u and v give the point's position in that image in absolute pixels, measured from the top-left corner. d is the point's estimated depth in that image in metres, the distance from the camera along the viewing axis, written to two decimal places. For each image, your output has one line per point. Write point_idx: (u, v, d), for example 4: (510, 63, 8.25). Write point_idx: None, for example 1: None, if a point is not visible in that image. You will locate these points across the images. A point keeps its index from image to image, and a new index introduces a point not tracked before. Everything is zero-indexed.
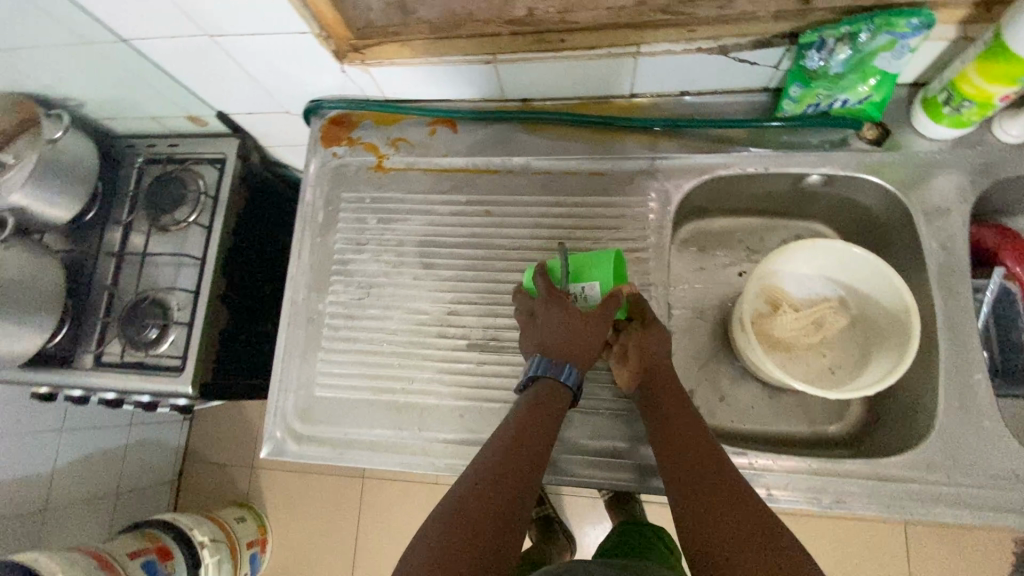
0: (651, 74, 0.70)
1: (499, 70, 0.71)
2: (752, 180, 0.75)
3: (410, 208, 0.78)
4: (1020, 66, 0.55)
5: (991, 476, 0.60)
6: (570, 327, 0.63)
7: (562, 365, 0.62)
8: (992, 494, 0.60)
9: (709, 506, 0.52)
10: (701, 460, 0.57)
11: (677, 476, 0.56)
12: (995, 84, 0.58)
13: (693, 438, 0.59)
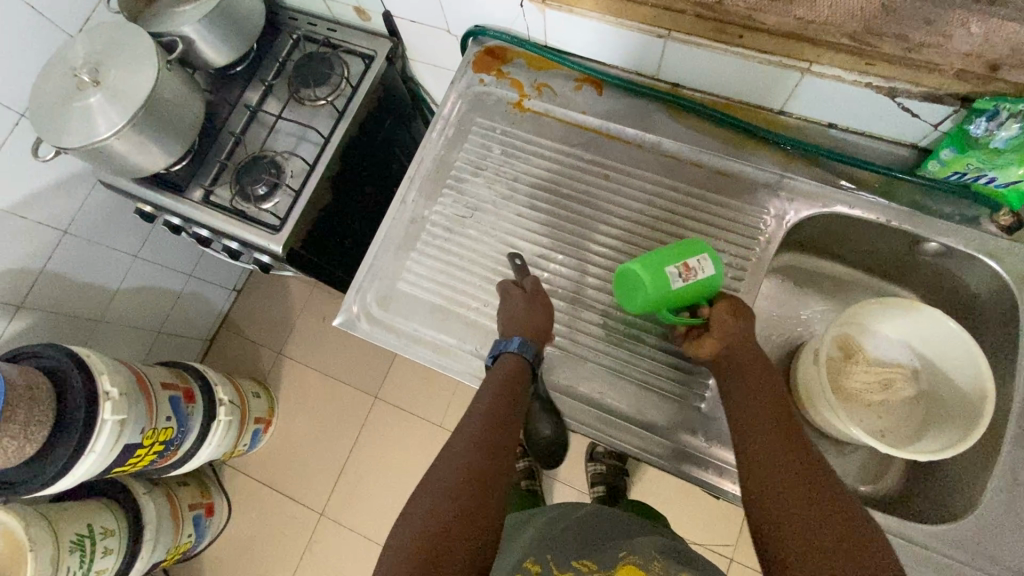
0: (810, 95, 0.72)
1: (667, 48, 0.74)
2: (870, 228, 0.75)
3: (535, 149, 0.81)
4: None
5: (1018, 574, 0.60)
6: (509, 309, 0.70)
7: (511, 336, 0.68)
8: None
9: (785, 479, 0.53)
10: (779, 438, 0.57)
11: (753, 449, 0.57)
12: None
13: (771, 414, 0.60)
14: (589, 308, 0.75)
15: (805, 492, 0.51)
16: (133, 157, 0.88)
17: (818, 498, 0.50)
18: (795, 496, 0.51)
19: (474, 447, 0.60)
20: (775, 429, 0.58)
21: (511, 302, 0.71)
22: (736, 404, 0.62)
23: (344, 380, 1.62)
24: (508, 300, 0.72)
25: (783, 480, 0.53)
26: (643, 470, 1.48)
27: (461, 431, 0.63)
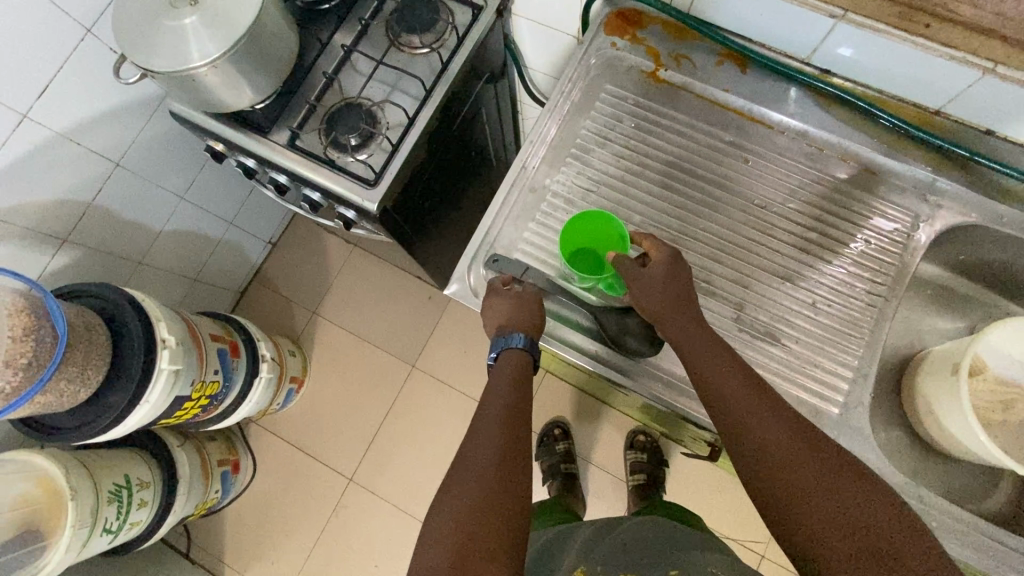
0: (979, 99, 0.68)
1: (833, 32, 0.68)
2: (1017, 244, 0.72)
3: (668, 125, 0.77)
4: None
5: None
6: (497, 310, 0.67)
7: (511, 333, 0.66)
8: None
9: (803, 472, 0.50)
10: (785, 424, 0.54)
11: (746, 438, 0.54)
12: None
13: (756, 393, 0.57)
14: (725, 301, 0.70)
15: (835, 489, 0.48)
16: (219, 91, 0.80)
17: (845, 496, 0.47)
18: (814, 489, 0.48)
19: (490, 443, 0.57)
20: (776, 416, 0.55)
21: (495, 301, 0.68)
22: (713, 382, 0.59)
23: (381, 347, 1.57)
24: (492, 300, 0.68)
25: (795, 472, 0.50)
26: (681, 462, 1.47)
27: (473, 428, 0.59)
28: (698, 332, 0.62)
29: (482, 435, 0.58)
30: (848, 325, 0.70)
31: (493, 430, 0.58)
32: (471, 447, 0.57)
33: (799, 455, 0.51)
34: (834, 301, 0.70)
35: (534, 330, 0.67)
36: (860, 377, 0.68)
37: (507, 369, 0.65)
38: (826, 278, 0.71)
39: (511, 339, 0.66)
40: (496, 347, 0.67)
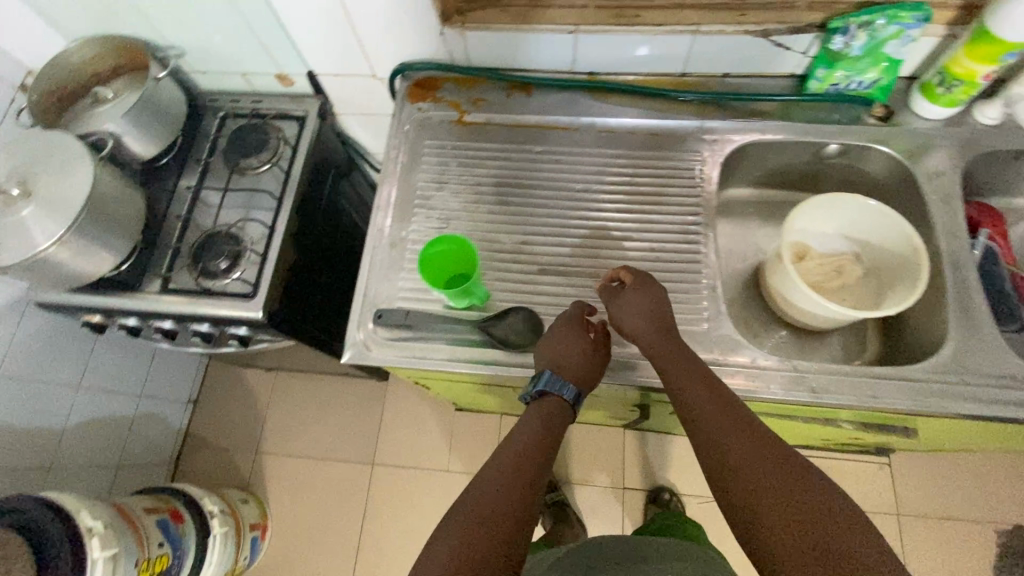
0: (702, 54, 0.85)
1: (577, 42, 0.85)
2: (784, 148, 0.89)
3: (489, 154, 0.88)
4: (1000, 45, 0.70)
5: (995, 377, 0.70)
6: (568, 348, 0.70)
7: (566, 383, 0.70)
8: (998, 394, 0.70)
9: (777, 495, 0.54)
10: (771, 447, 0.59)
11: (717, 453, 0.60)
12: (980, 63, 0.73)
13: (737, 415, 0.62)
14: (583, 275, 0.80)
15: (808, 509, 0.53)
16: (76, 265, 0.83)
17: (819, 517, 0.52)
18: (787, 510, 0.53)
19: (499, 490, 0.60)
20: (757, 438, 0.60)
21: (574, 338, 0.71)
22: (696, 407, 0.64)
23: (334, 459, 1.53)
24: (570, 334, 0.71)
25: (772, 493, 0.55)
26: (652, 449, 1.52)
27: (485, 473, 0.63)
28: (684, 361, 0.67)
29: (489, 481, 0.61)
30: (687, 255, 0.81)
31: (502, 480, 0.61)
32: (481, 492, 0.60)
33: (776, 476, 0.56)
34: (669, 242, 0.82)
35: (586, 382, 0.71)
36: (712, 291, 0.78)
37: (548, 412, 0.69)
38: (654, 227, 0.82)
39: (566, 386, 0.69)
40: (548, 382, 0.69)
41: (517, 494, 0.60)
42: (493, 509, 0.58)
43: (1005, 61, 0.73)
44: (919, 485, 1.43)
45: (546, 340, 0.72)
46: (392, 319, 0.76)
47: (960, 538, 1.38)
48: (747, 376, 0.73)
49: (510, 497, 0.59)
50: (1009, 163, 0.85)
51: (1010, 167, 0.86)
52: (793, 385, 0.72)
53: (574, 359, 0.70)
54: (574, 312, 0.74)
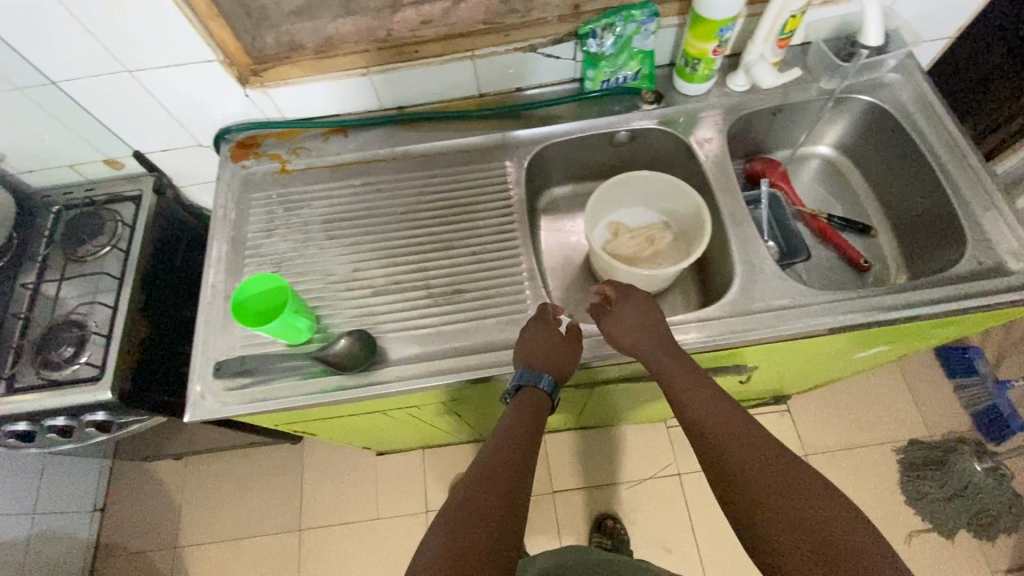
0: (488, 74, 0.94)
1: (373, 81, 0.92)
2: (582, 143, 0.98)
3: (312, 196, 0.93)
4: (707, 24, 0.81)
5: (777, 303, 0.80)
6: (548, 344, 0.76)
7: (542, 374, 0.74)
8: (781, 316, 0.79)
9: (772, 485, 0.59)
10: (762, 442, 0.64)
11: (717, 454, 0.65)
12: (702, 41, 0.85)
13: (727, 415, 0.67)
14: (411, 289, 0.85)
15: (804, 497, 0.57)
16: None
17: (815, 503, 0.56)
18: (783, 500, 0.58)
19: (489, 489, 0.63)
20: (746, 433, 0.65)
21: (549, 333, 0.77)
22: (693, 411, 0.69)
23: (260, 534, 1.48)
24: (547, 331, 0.77)
25: (768, 484, 0.59)
26: (575, 449, 1.55)
27: (477, 474, 0.65)
28: (677, 370, 0.72)
29: (479, 482, 0.64)
30: (505, 253, 0.87)
31: (495, 482, 0.64)
32: (466, 495, 0.62)
33: (771, 469, 0.60)
34: (488, 244, 0.87)
35: (560, 375, 0.76)
36: (530, 279, 0.84)
37: (527, 406, 0.74)
38: (472, 233, 0.88)
39: (541, 376, 0.74)
40: (524, 375, 0.74)
41: (506, 493, 0.63)
42: (484, 508, 0.60)
43: (723, 36, 0.84)
44: (819, 423, 1.53)
45: (521, 340, 0.77)
46: (227, 368, 0.77)
47: (864, 463, 1.48)
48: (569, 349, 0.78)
49: (499, 496, 0.62)
50: (771, 121, 0.98)
51: (774, 124, 0.99)
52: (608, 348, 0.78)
53: (546, 351, 0.75)
54: (545, 311, 0.79)
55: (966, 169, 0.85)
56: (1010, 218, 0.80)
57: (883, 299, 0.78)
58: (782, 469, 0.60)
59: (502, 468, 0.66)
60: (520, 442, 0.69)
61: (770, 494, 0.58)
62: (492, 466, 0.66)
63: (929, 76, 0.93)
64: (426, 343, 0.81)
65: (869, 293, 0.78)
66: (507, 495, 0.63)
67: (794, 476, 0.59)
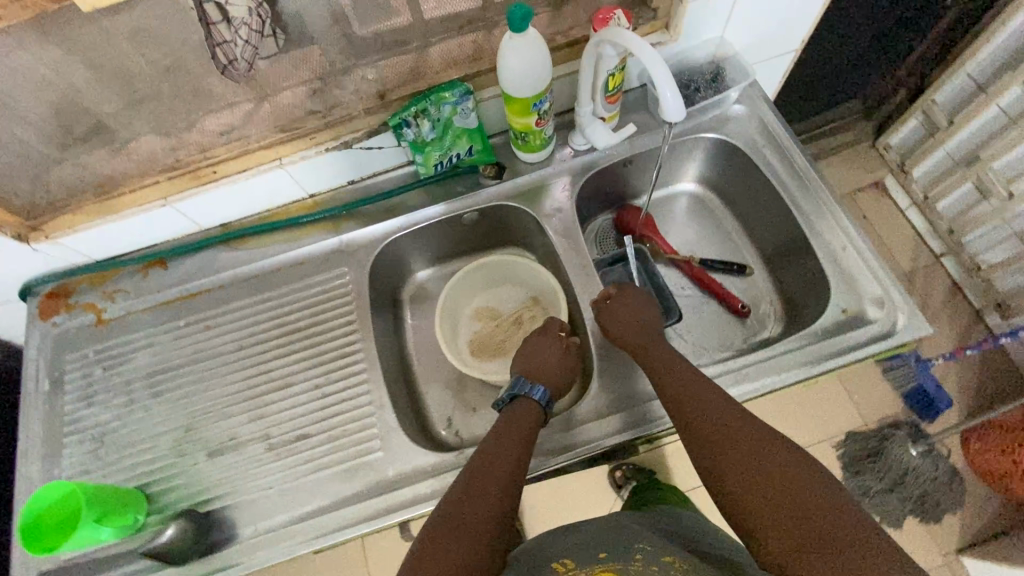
0: (308, 176, 0.85)
1: (179, 209, 0.82)
2: (430, 229, 0.90)
3: (134, 347, 0.83)
4: (516, 102, 0.75)
5: None
6: (551, 356, 0.77)
7: (538, 385, 0.73)
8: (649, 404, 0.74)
9: (761, 476, 0.55)
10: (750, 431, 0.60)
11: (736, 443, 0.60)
12: (519, 117, 0.78)
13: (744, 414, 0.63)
14: (252, 442, 0.76)
15: (799, 488, 0.53)
16: None
17: (807, 497, 0.52)
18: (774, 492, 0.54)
19: (470, 508, 0.59)
20: (736, 422, 0.61)
21: (551, 341, 0.79)
22: (685, 399, 0.66)
23: None
24: (547, 338, 0.79)
25: (755, 474, 0.56)
26: None
27: (462, 486, 0.62)
28: (673, 361, 0.71)
29: (459, 499, 0.61)
30: (351, 380, 0.78)
31: (476, 497, 0.61)
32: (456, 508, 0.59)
33: (762, 460, 0.57)
34: (332, 373, 0.79)
35: (554, 387, 0.76)
36: (379, 408, 0.76)
37: (521, 416, 0.70)
38: (313, 363, 0.79)
39: (534, 386, 0.73)
40: (519, 384, 0.74)
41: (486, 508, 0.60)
42: (469, 518, 0.58)
43: (539, 109, 0.77)
44: None
45: (525, 351, 0.79)
46: None
47: None
48: (427, 488, 0.71)
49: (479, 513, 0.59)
50: (625, 170, 0.92)
51: (629, 172, 0.92)
52: None
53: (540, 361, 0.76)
54: (553, 322, 0.82)
55: (822, 209, 0.80)
56: (868, 259, 0.76)
57: (749, 368, 0.72)
58: (771, 459, 0.57)
59: (488, 484, 0.62)
60: (505, 454, 0.65)
61: (761, 484, 0.55)
62: (473, 481, 0.62)
63: (775, 104, 0.87)
64: (272, 507, 0.73)
65: (735, 363, 0.73)
66: (486, 511, 0.60)
67: (782, 466, 0.56)
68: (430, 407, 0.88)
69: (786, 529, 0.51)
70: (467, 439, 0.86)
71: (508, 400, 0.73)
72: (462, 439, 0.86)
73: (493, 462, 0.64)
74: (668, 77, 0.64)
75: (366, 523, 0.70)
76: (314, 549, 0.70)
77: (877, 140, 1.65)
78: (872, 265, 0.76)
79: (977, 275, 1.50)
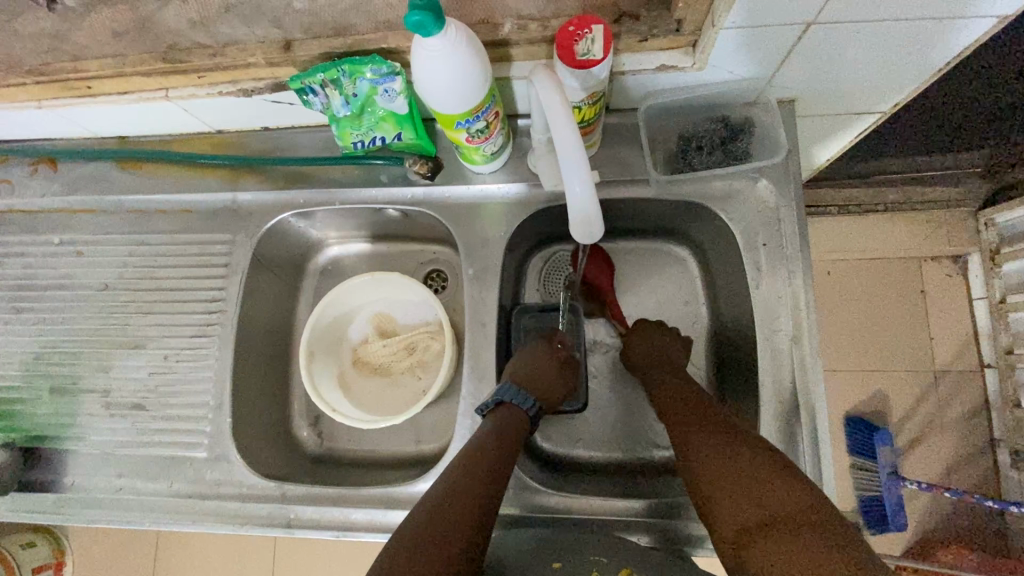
0: (207, 114, 0.71)
1: (60, 113, 0.71)
2: (341, 211, 0.76)
3: (9, 251, 0.78)
4: (437, 117, 0.57)
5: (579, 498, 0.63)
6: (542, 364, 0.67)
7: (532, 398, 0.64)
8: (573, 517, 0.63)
9: (743, 495, 0.51)
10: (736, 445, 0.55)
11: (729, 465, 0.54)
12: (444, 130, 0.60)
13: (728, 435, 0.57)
14: (93, 393, 0.73)
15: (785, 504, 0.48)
16: None
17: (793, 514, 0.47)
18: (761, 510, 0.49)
19: (449, 521, 0.49)
20: (723, 434, 0.57)
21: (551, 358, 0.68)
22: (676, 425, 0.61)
23: None
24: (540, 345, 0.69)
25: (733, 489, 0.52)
26: None
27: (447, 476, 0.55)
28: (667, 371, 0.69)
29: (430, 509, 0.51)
30: (199, 363, 0.72)
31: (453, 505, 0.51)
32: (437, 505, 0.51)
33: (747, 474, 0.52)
34: (185, 348, 0.72)
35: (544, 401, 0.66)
36: (217, 405, 0.70)
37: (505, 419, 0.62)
38: (169, 331, 0.73)
39: (529, 400, 0.63)
40: (515, 392, 0.63)
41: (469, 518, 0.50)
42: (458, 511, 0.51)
43: (469, 127, 0.58)
44: None
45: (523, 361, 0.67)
46: None
47: None
48: (234, 507, 0.66)
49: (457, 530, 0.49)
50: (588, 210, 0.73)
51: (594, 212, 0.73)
52: (273, 515, 0.66)
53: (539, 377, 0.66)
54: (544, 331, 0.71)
55: (790, 363, 0.63)
56: (809, 445, 0.61)
57: (609, 522, 0.62)
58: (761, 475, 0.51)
59: (465, 488, 0.52)
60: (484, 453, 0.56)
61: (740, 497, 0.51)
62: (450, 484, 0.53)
63: (803, 209, 0.65)
64: (91, 467, 0.71)
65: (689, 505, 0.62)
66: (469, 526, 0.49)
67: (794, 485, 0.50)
68: (299, 401, 0.80)
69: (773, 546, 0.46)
70: (326, 446, 0.79)
71: (492, 405, 0.63)
72: (320, 444, 0.79)
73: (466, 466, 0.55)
74: (580, 174, 0.47)
75: (168, 519, 0.67)
76: (116, 523, 0.68)
77: (981, 211, 1.26)
78: (806, 454, 0.61)
79: (1013, 410, 1.21)
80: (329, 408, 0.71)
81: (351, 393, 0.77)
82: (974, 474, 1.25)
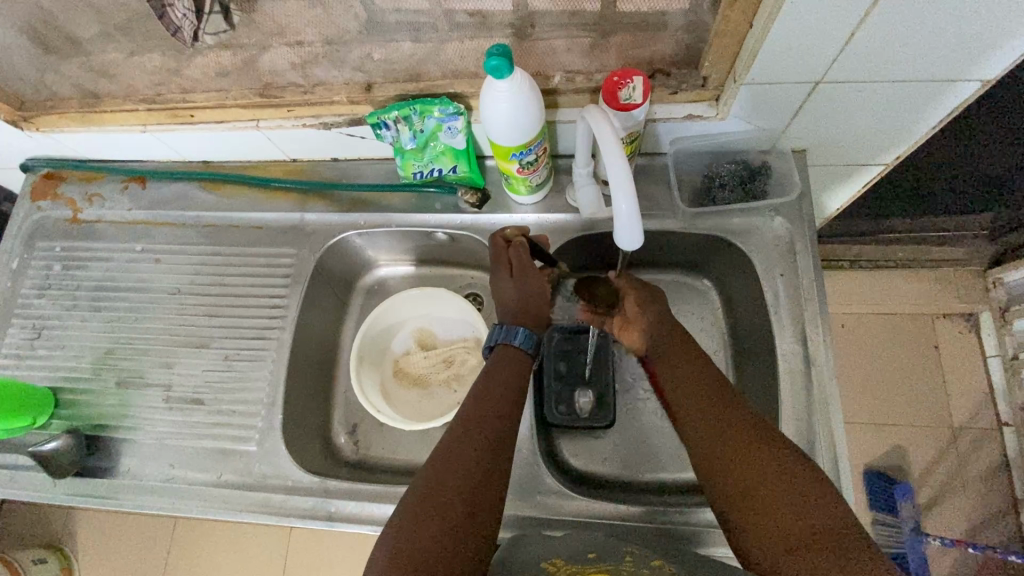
0: (286, 144, 0.81)
1: (159, 138, 0.82)
2: (394, 234, 0.84)
3: (94, 256, 0.86)
4: (495, 148, 0.65)
5: (601, 507, 0.68)
6: (510, 295, 0.70)
7: (513, 329, 0.68)
8: (592, 520, 0.68)
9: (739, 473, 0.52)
10: (737, 419, 0.56)
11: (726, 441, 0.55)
12: (498, 160, 0.69)
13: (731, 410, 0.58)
14: (155, 388, 0.79)
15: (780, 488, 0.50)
16: None
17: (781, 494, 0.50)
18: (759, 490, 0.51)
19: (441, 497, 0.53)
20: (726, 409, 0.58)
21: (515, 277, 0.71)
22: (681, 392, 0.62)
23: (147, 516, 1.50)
24: (504, 274, 0.71)
25: (722, 461, 0.54)
26: None
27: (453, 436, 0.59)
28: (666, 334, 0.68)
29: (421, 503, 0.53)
30: (255, 363, 0.78)
31: (453, 478, 0.55)
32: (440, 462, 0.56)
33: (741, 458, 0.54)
34: (243, 349, 0.79)
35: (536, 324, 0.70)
36: (269, 404, 0.75)
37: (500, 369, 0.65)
38: (232, 333, 0.80)
39: (512, 333, 0.68)
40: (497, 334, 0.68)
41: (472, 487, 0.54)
42: (456, 475, 0.55)
43: (521, 159, 0.67)
44: None
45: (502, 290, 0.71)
46: None
47: None
48: (278, 499, 0.70)
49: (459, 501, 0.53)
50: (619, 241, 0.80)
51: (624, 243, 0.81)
52: (315, 508, 0.69)
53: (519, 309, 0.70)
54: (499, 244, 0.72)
55: (808, 384, 0.68)
56: (828, 463, 0.65)
57: (635, 527, 0.66)
58: (753, 453, 0.53)
59: (462, 460, 0.56)
60: (480, 427, 0.59)
61: (728, 473, 0.53)
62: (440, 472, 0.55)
63: (815, 244, 0.72)
64: (146, 456, 0.75)
65: (703, 516, 0.66)
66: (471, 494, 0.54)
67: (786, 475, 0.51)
68: (339, 409, 0.85)
69: (756, 513, 0.50)
70: (362, 453, 0.82)
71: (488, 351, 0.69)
72: (357, 451, 0.83)
73: (463, 442, 0.58)
74: (627, 191, 0.53)
75: (215, 507, 0.71)
76: (164, 510, 0.72)
77: (989, 270, 1.31)
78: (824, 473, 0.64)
79: None
80: (371, 411, 0.75)
81: (388, 402, 0.82)
82: (1000, 533, 1.22)
